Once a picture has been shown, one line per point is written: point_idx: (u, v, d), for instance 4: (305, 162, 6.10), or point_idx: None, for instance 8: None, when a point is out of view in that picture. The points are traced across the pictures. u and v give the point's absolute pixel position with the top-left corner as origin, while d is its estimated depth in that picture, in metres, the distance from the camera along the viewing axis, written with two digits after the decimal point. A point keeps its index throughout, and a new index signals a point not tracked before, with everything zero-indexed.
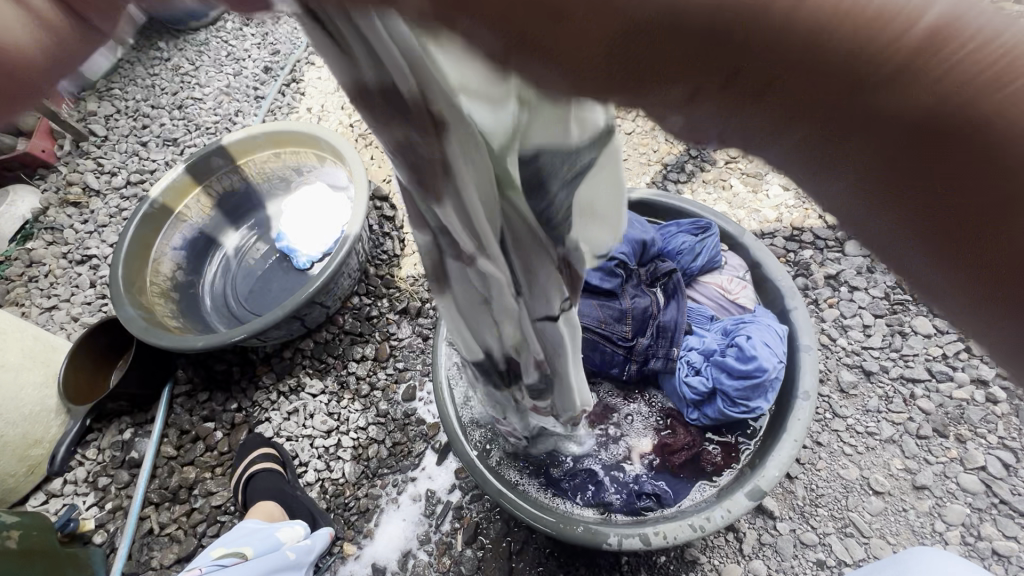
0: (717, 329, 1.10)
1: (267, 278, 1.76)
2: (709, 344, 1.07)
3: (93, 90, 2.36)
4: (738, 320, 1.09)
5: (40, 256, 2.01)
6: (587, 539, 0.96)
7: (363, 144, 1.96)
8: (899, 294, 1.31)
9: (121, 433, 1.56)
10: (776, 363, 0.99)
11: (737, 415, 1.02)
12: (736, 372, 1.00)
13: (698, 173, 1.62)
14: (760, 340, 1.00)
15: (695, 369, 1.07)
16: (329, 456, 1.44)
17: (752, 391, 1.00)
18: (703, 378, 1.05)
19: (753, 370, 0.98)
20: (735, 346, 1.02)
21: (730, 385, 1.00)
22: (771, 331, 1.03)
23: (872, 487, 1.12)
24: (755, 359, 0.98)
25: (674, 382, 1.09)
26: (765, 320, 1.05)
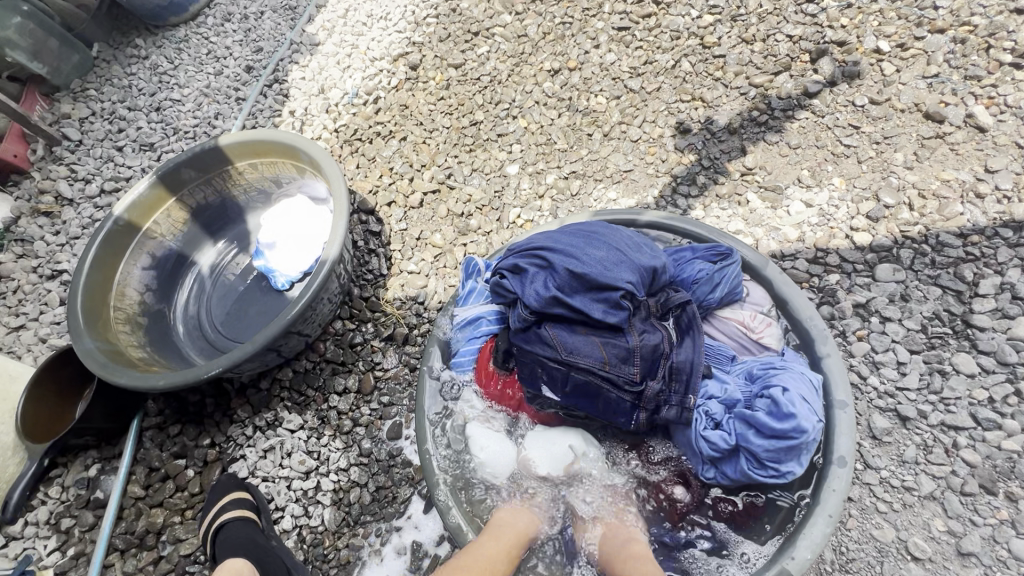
0: (740, 372, 0.98)
1: (245, 299, 1.63)
2: (732, 392, 0.94)
3: (66, 90, 2.22)
4: (766, 365, 0.96)
5: (8, 271, 1.89)
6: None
7: (348, 151, 1.82)
8: (937, 326, 1.18)
9: (87, 470, 1.45)
10: (815, 422, 0.87)
11: (763, 477, 0.89)
12: (768, 431, 0.86)
13: (711, 186, 1.49)
14: (796, 393, 0.88)
15: (715, 421, 0.93)
16: (308, 501, 1.32)
17: (784, 453, 0.86)
18: (724, 432, 0.91)
19: (790, 431, 0.85)
20: (767, 399, 0.88)
21: (759, 445, 0.87)
22: (806, 381, 0.91)
23: (910, 552, 1.00)
24: (792, 418, 0.85)
25: (690, 434, 0.95)
26: (798, 368, 0.93)
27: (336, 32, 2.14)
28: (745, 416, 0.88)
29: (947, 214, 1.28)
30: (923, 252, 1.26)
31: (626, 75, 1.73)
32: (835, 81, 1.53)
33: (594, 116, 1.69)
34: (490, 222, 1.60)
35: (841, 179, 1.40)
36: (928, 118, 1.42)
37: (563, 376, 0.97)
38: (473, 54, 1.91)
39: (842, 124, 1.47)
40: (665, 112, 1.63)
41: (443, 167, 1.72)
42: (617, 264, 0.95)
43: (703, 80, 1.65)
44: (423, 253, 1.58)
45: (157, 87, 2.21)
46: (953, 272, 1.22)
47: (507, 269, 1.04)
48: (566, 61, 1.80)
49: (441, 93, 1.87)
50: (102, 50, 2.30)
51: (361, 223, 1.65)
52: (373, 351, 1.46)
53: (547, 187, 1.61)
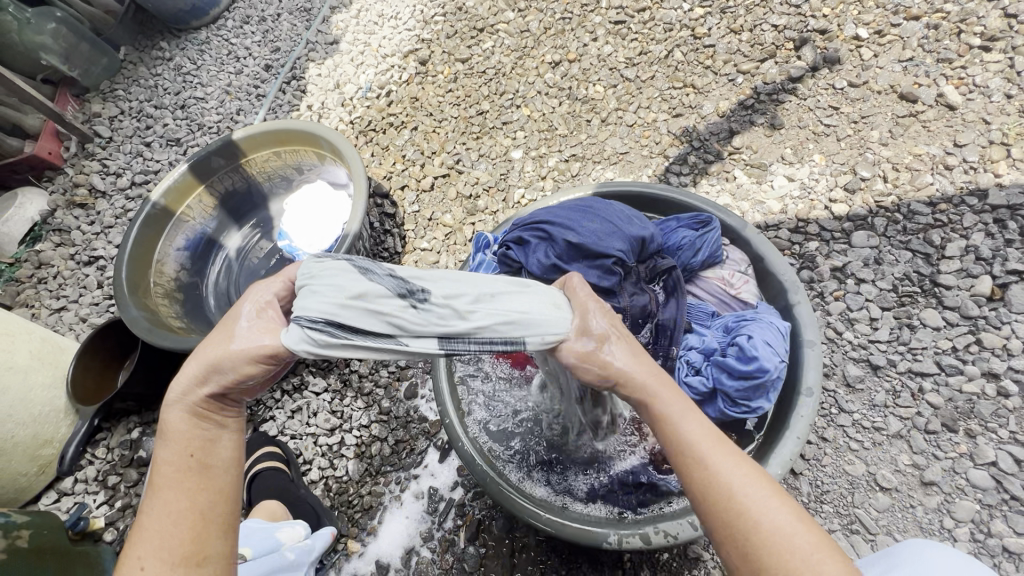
0: (718, 326, 1.07)
1: (270, 277, 1.76)
2: (709, 343, 1.04)
3: (97, 91, 2.37)
4: (739, 317, 1.05)
5: (48, 258, 2.02)
6: (584, 539, 0.99)
7: (363, 141, 1.95)
8: (907, 286, 1.28)
9: (129, 432, 1.57)
10: (779, 363, 0.96)
11: (736, 414, 0.99)
12: (737, 373, 0.96)
13: (702, 166, 1.60)
14: (761, 339, 0.97)
15: (695, 368, 1.03)
16: (333, 454, 1.45)
17: (754, 391, 0.96)
18: (703, 378, 1.01)
19: (756, 371, 0.94)
20: (736, 345, 0.98)
21: (731, 385, 0.97)
22: (773, 329, 1.00)
23: (878, 482, 1.11)
24: (756, 359, 0.94)
25: (674, 382, 1.06)
26: (767, 318, 1.02)
27: (350, 31, 2.27)
28: (718, 362, 0.98)
29: (918, 184, 1.39)
30: (895, 220, 1.37)
31: (622, 65, 1.85)
32: (816, 67, 1.64)
33: (593, 104, 1.81)
34: (496, 203, 1.72)
35: (822, 156, 1.51)
36: (902, 98, 1.53)
37: None
38: (478, 49, 2.04)
39: (823, 106, 1.58)
40: (658, 99, 1.75)
41: (452, 154, 1.84)
42: (608, 235, 1.04)
43: (694, 68, 1.77)
44: (435, 232, 1.71)
45: (182, 86, 2.35)
46: (923, 237, 1.33)
47: (512, 242, 1.12)
48: (566, 54, 1.92)
49: (450, 86, 1.99)
50: (130, 53, 2.45)
51: (376, 206, 1.77)
52: None
53: (549, 170, 1.73)
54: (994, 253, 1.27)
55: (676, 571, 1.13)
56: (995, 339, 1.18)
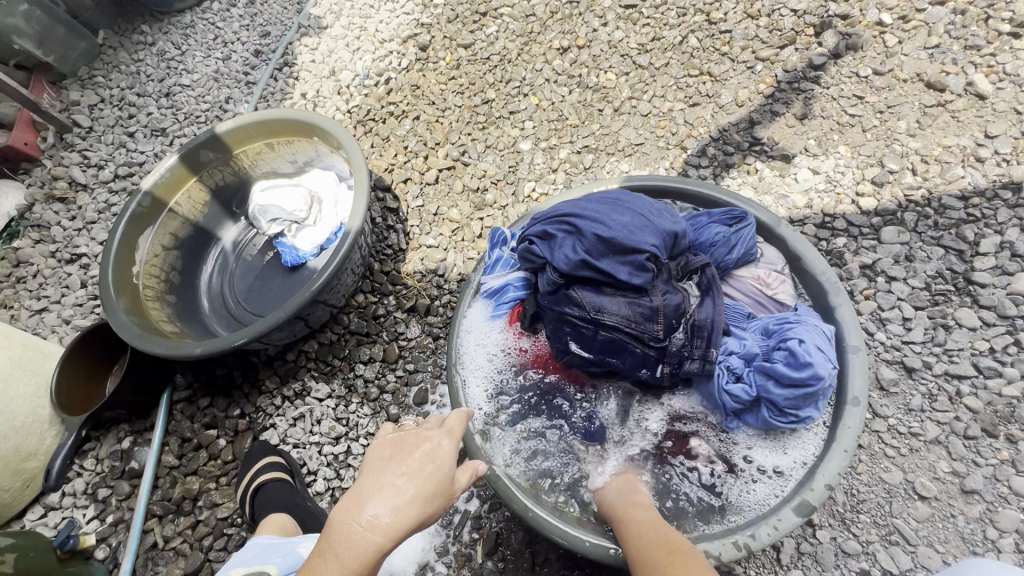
0: (756, 329, 1.01)
1: (266, 275, 1.66)
2: (751, 347, 0.98)
3: (75, 78, 2.23)
4: (781, 320, 0.99)
5: (27, 256, 1.90)
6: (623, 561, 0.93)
7: (362, 131, 1.85)
8: (940, 284, 1.24)
9: (120, 442, 1.48)
10: (830, 369, 0.91)
11: (784, 423, 0.95)
12: (787, 381, 0.90)
13: (721, 157, 1.53)
14: (812, 343, 0.91)
15: (736, 375, 0.97)
16: (339, 464, 1.37)
17: (803, 400, 0.91)
18: (746, 385, 0.96)
19: (808, 379, 0.88)
20: (784, 350, 0.92)
21: (779, 394, 0.92)
22: (820, 332, 0.95)
23: (917, 491, 1.06)
24: (809, 366, 0.88)
25: (713, 388, 1.00)
26: (811, 320, 0.97)
27: (344, 15, 2.16)
28: (763, 367, 0.93)
29: (949, 177, 1.34)
30: (926, 215, 1.31)
31: (635, 51, 1.76)
32: (839, 54, 1.58)
33: (604, 92, 1.73)
34: (505, 196, 1.64)
35: (847, 147, 1.45)
36: (930, 87, 1.47)
37: (591, 333, 0.99)
38: (482, 34, 1.94)
39: (847, 94, 1.52)
40: (674, 87, 1.68)
41: (457, 145, 1.75)
42: (641, 229, 0.97)
43: (710, 54, 1.69)
44: (441, 228, 1.62)
45: (166, 72, 2.22)
46: (955, 232, 1.28)
47: (535, 236, 1.05)
48: (574, 39, 1.83)
49: (453, 73, 1.90)
50: (108, 37, 2.30)
51: (378, 200, 1.68)
52: (397, 322, 1.51)
53: (560, 162, 1.65)
54: None
55: None
56: None
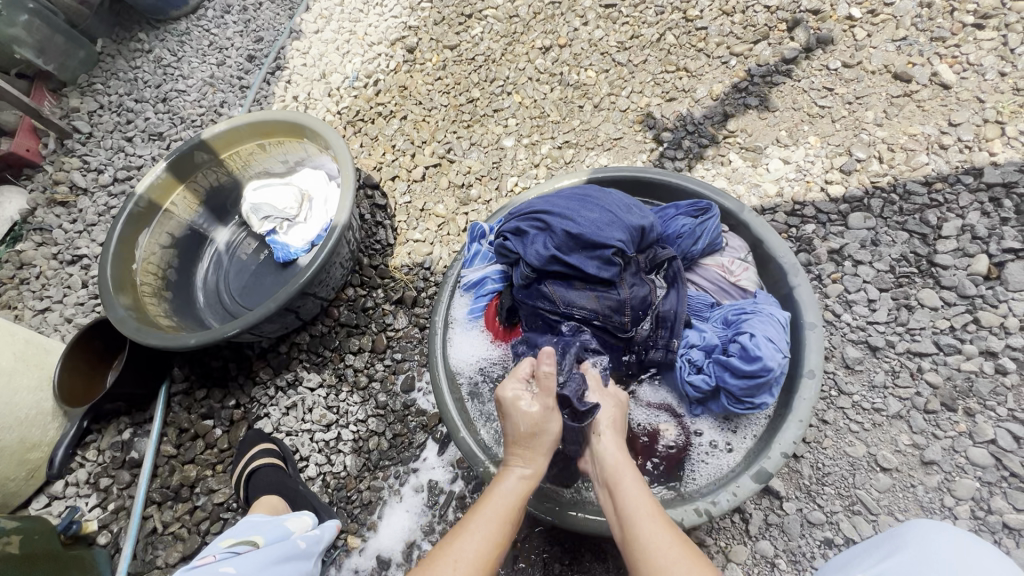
0: (717, 320, 1.06)
1: (260, 272, 1.71)
2: (710, 339, 1.02)
3: (74, 85, 2.29)
4: (740, 311, 1.04)
5: (30, 258, 1.96)
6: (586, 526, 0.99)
7: (351, 131, 1.91)
8: (904, 267, 1.28)
9: (120, 433, 1.54)
10: (781, 360, 0.95)
11: (741, 411, 1.00)
12: (740, 372, 0.95)
13: (696, 149, 1.58)
14: (764, 336, 0.96)
15: (697, 366, 1.02)
16: (330, 450, 1.42)
17: (757, 388, 0.96)
18: (705, 376, 1.01)
19: (759, 370, 0.93)
20: (738, 343, 0.97)
21: (734, 384, 0.96)
22: (775, 323, 0.99)
23: (879, 463, 1.11)
24: (760, 360, 0.93)
25: (676, 380, 1.05)
26: (767, 310, 1.01)
27: (335, 19, 2.22)
28: (720, 360, 0.97)
29: (914, 164, 1.38)
30: (892, 201, 1.36)
31: (614, 49, 1.82)
32: (810, 48, 1.62)
33: (585, 89, 1.78)
34: (489, 191, 1.69)
35: (817, 138, 1.50)
36: (896, 78, 1.51)
37: (562, 325, 1.06)
38: (467, 35, 2.00)
39: (817, 87, 1.57)
40: (651, 83, 1.73)
41: (443, 143, 1.81)
42: (608, 225, 1.02)
43: (687, 51, 1.74)
44: (428, 223, 1.68)
45: (162, 78, 2.28)
46: (919, 217, 1.32)
47: (509, 233, 1.09)
48: (556, 39, 1.89)
49: (439, 74, 1.95)
50: (106, 45, 2.37)
51: (367, 198, 1.74)
52: (385, 314, 1.56)
53: (542, 157, 1.70)
54: (990, 231, 1.27)
55: None
56: (992, 318, 1.18)
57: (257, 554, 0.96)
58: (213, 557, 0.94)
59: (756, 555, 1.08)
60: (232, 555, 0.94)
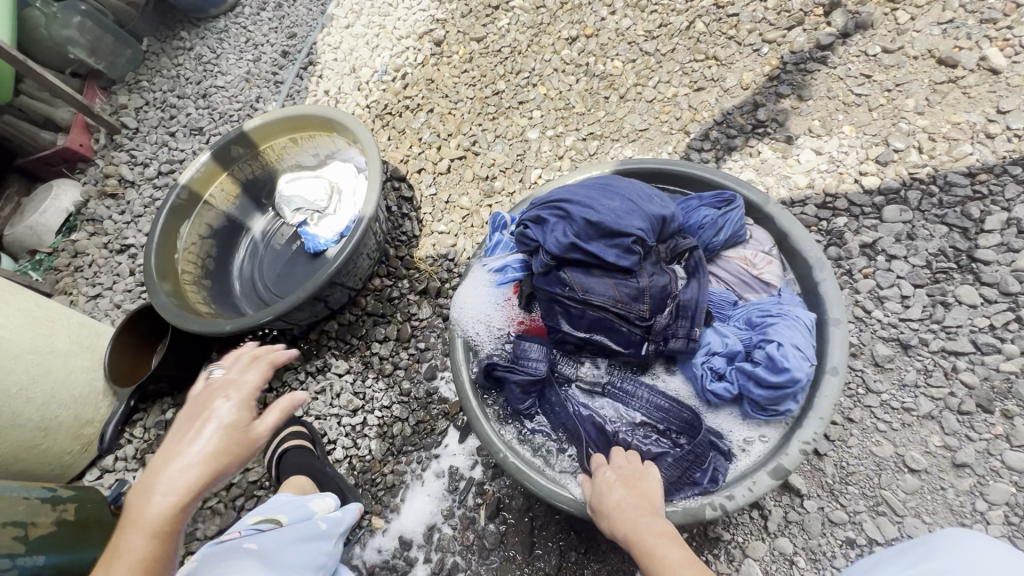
0: (740, 320, 1.03)
1: (292, 263, 1.78)
2: (732, 345, 0.99)
3: (123, 83, 2.41)
4: (765, 312, 1.01)
5: (83, 247, 2.09)
6: (573, 505, 0.97)
7: (380, 125, 1.95)
8: (941, 262, 1.23)
9: (164, 413, 1.64)
10: (808, 368, 0.92)
11: (764, 418, 0.97)
12: (766, 383, 0.92)
13: (724, 140, 1.55)
14: (792, 345, 0.93)
15: (719, 374, 1.00)
16: (356, 434, 1.47)
17: (781, 397, 0.93)
18: (727, 384, 0.99)
19: (785, 381, 0.91)
20: (764, 351, 0.94)
21: (758, 393, 0.94)
22: (801, 327, 0.96)
23: (906, 464, 1.08)
24: (787, 370, 0.90)
25: (698, 388, 1.03)
26: (792, 313, 0.98)
27: (364, 14, 2.25)
28: (745, 368, 0.95)
29: (956, 154, 1.32)
30: (930, 193, 1.30)
31: (642, 39, 1.79)
32: (848, 33, 1.56)
33: (611, 79, 1.76)
34: (513, 183, 1.70)
35: (852, 127, 1.44)
36: (941, 64, 1.44)
37: (580, 313, 1.04)
38: (494, 27, 2.00)
39: (854, 74, 1.51)
40: (679, 73, 1.70)
41: (468, 135, 1.82)
42: (628, 214, 1.02)
43: (717, 38, 1.70)
44: (452, 215, 1.70)
45: (203, 75, 2.37)
46: (960, 210, 1.27)
47: (529, 220, 1.09)
48: (583, 29, 1.87)
49: (465, 66, 1.97)
50: (152, 44, 2.48)
51: (394, 190, 1.77)
52: (410, 304, 1.60)
53: (566, 149, 1.70)
54: None
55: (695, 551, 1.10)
56: None
57: (280, 532, 1.00)
58: (236, 532, 0.97)
59: (774, 552, 1.08)
60: (256, 531, 0.98)
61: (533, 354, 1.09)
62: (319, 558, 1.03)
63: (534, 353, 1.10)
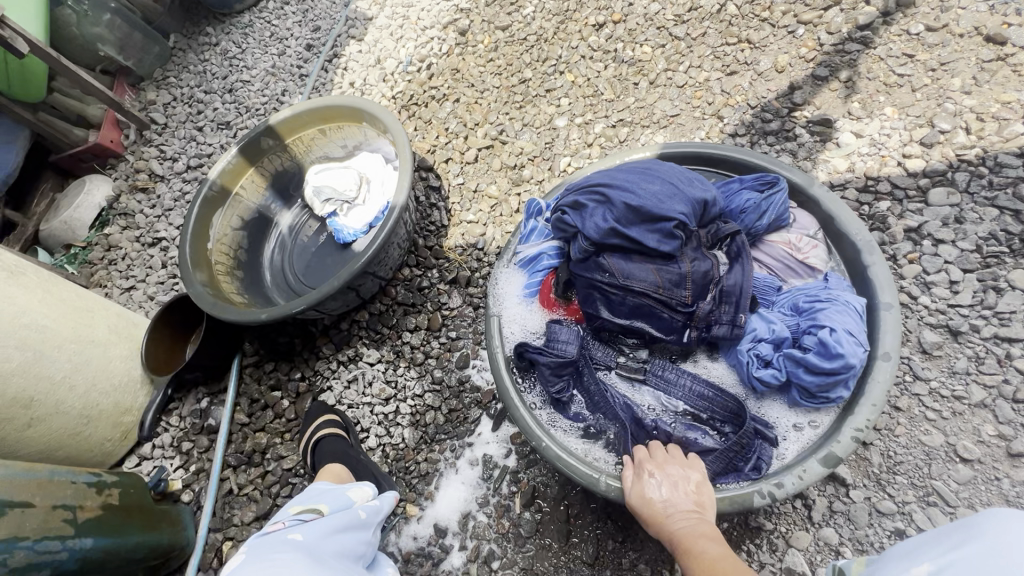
0: (786, 306, 1.01)
1: (322, 254, 1.79)
2: (780, 331, 0.97)
3: (151, 80, 2.45)
4: (813, 297, 0.98)
5: (116, 241, 2.13)
6: (613, 495, 0.94)
7: (406, 115, 1.94)
8: (992, 246, 1.19)
9: (199, 402, 1.67)
10: (861, 354, 0.90)
11: (813, 405, 0.94)
12: (817, 369, 0.90)
13: (759, 125, 1.51)
14: (844, 331, 0.90)
15: (765, 361, 0.97)
16: (388, 423, 1.48)
17: (833, 384, 0.91)
18: (774, 370, 0.95)
19: (839, 367, 0.88)
20: (815, 337, 0.91)
21: (808, 380, 0.91)
22: (852, 312, 0.93)
23: (958, 453, 1.05)
24: (840, 356, 0.88)
25: (742, 375, 1.00)
26: (843, 298, 0.95)
27: (388, 6, 2.25)
28: (794, 354, 0.92)
29: (1007, 135, 1.27)
30: (980, 174, 1.26)
31: (671, 23, 1.75)
32: (889, 12, 1.51)
33: (640, 65, 1.74)
34: (542, 172, 1.69)
35: (894, 109, 1.40)
36: (989, 41, 1.39)
37: (619, 299, 1.03)
38: (519, 15, 1.99)
39: (895, 54, 1.46)
40: (711, 57, 1.66)
41: (495, 124, 1.81)
42: (669, 198, 1.00)
43: (750, 21, 1.66)
44: (481, 204, 1.70)
45: (229, 70, 2.40)
46: (1011, 192, 1.22)
47: (567, 206, 1.08)
48: (610, 15, 1.84)
49: (490, 55, 1.95)
50: (178, 40, 2.50)
51: (421, 180, 1.77)
52: (439, 293, 1.60)
53: (596, 136, 1.68)
54: None
55: (737, 541, 1.08)
56: None
57: (320, 522, 1.00)
58: (281, 523, 1.00)
59: (820, 542, 1.05)
60: (299, 521, 1.00)
61: (562, 336, 1.08)
62: (359, 547, 1.03)
63: (564, 336, 1.09)
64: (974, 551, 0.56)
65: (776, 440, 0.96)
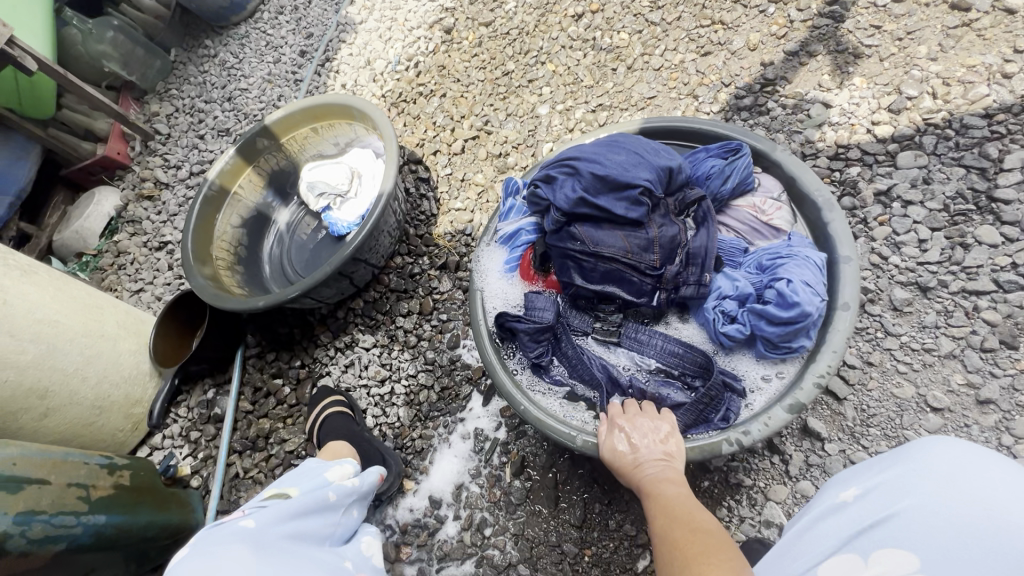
0: (751, 265, 1.05)
1: (318, 248, 1.85)
2: (743, 288, 1.01)
3: (154, 93, 2.54)
4: (775, 255, 1.02)
5: (125, 247, 2.22)
6: (588, 450, 0.98)
7: (395, 112, 2.01)
8: (960, 204, 1.22)
9: (206, 393, 1.74)
10: (820, 304, 0.94)
11: (779, 356, 0.99)
12: (777, 320, 0.94)
13: (733, 102, 1.56)
14: (802, 282, 0.94)
15: (731, 317, 1.01)
16: (384, 403, 1.53)
17: (794, 334, 0.95)
18: (740, 325, 1.00)
19: (796, 317, 0.92)
20: (775, 290, 0.96)
21: (770, 332, 0.96)
22: (811, 266, 0.97)
23: (928, 403, 1.08)
24: (797, 306, 0.92)
25: (710, 332, 1.05)
26: (803, 253, 1.00)
27: (376, 10, 2.33)
28: (755, 308, 0.97)
29: (972, 97, 1.30)
30: (947, 136, 1.29)
31: (647, 9, 1.80)
32: None
33: (618, 52, 1.79)
34: (526, 158, 1.75)
35: (863, 79, 1.43)
36: (954, 8, 1.42)
37: (591, 265, 1.07)
38: (501, 11, 2.05)
39: (863, 26, 1.49)
40: (686, 39, 1.71)
41: (480, 116, 1.87)
42: (634, 166, 1.05)
43: (722, 3, 1.70)
44: (468, 192, 1.76)
45: (227, 79, 2.49)
46: (977, 151, 1.25)
47: (540, 180, 1.13)
48: (588, 5, 1.90)
49: (475, 50, 2.02)
50: (178, 54, 2.60)
51: (411, 172, 1.83)
52: (430, 278, 1.65)
53: (577, 122, 1.73)
54: None
55: (717, 497, 1.12)
56: None
57: (282, 508, 0.98)
58: (242, 511, 0.98)
59: (796, 494, 1.09)
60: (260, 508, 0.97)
61: (539, 304, 1.14)
62: (324, 529, 1.04)
63: (541, 303, 1.14)
64: (910, 473, 0.72)
65: (744, 391, 1.01)
